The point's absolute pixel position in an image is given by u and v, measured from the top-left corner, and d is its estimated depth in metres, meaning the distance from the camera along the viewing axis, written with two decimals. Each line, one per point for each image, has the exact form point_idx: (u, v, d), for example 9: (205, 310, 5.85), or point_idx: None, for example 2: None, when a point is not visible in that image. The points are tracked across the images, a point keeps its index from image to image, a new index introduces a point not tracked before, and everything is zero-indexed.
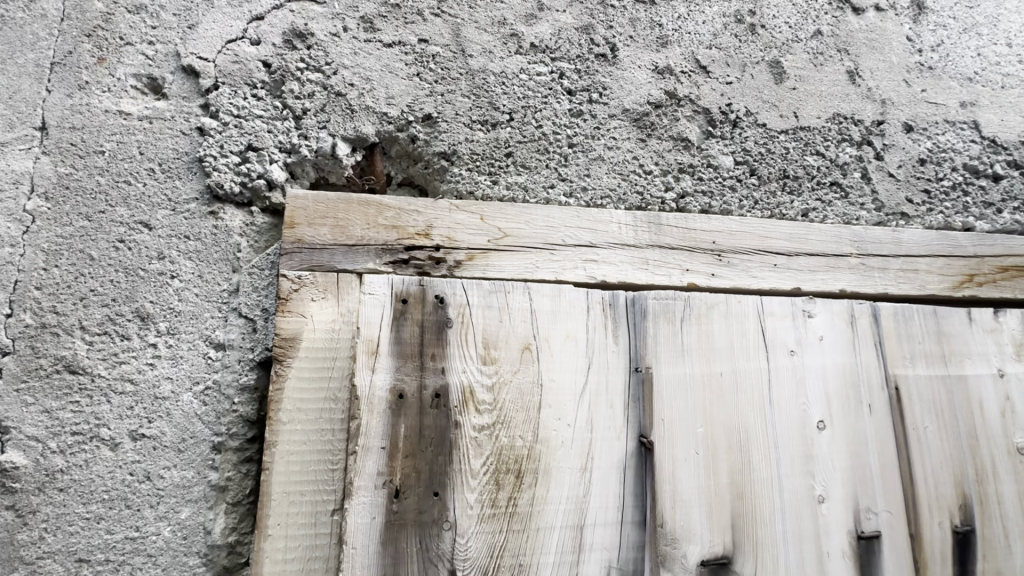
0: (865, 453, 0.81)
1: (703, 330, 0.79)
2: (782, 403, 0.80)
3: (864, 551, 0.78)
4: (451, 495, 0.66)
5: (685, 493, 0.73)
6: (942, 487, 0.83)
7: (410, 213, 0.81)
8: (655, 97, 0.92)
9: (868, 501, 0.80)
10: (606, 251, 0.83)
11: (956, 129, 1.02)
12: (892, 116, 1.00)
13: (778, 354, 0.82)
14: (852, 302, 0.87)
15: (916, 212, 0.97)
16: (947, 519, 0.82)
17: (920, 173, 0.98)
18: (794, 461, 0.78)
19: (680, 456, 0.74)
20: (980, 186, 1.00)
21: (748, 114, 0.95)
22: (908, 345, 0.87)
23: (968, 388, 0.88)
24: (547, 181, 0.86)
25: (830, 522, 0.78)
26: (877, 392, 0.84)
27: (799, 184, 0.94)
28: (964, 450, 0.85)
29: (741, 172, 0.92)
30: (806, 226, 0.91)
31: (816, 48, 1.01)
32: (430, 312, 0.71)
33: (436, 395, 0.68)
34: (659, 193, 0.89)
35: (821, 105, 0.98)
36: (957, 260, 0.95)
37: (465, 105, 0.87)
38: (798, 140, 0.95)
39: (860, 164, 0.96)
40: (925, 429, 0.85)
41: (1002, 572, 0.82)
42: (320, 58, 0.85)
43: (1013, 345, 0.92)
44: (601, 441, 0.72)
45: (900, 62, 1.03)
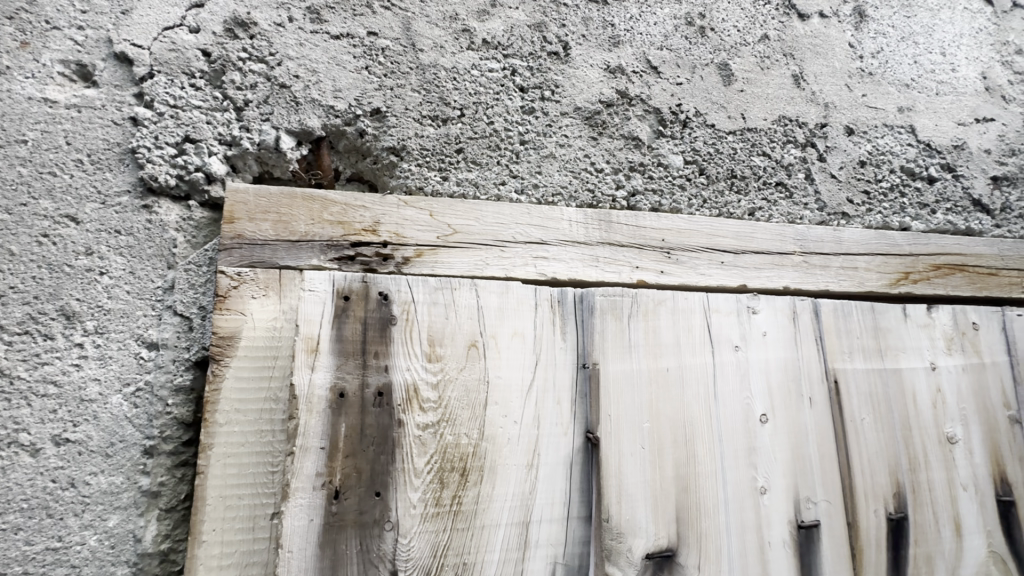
0: (805, 445, 0.84)
1: (650, 327, 0.80)
2: (726, 397, 0.82)
3: (804, 540, 0.80)
4: (393, 494, 0.65)
5: (630, 487, 0.74)
6: (877, 475, 0.87)
7: (356, 209, 0.79)
8: (607, 96, 0.93)
9: (808, 491, 0.82)
10: (556, 248, 0.83)
11: (894, 133, 1.06)
12: (834, 119, 1.03)
13: (723, 350, 0.83)
14: (795, 298, 0.90)
15: (856, 212, 1.00)
16: (882, 506, 0.86)
17: (861, 174, 1.02)
18: (737, 454, 0.80)
19: (626, 451, 0.75)
20: (916, 187, 1.05)
21: (697, 114, 0.97)
22: (847, 340, 0.90)
23: (902, 380, 0.92)
24: (498, 178, 0.86)
25: (772, 512, 0.80)
26: (817, 386, 0.87)
27: (746, 184, 0.96)
28: (898, 440, 0.89)
29: (691, 171, 0.94)
30: (752, 224, 0.93)
31: (763, 51, 1.03)
32: (373, 309, 0.69)
33: (379, 393, 0.67)
34: (610, 191, 0.90)
35: (767, 107, 1.00)
36: (894, 258, 0.98)
37: (415, 100, 0.86)
38: (745, 140, 0.98)
39: (804, 165, 0.99)
40: (862, 420, 0.88)
41: (933, 555, 0.86)
42: (263, 48, 0.82)
43: (945, 339, 0.96)
44: (548, 437, 0.72)
45: (842, 68, 1.07)
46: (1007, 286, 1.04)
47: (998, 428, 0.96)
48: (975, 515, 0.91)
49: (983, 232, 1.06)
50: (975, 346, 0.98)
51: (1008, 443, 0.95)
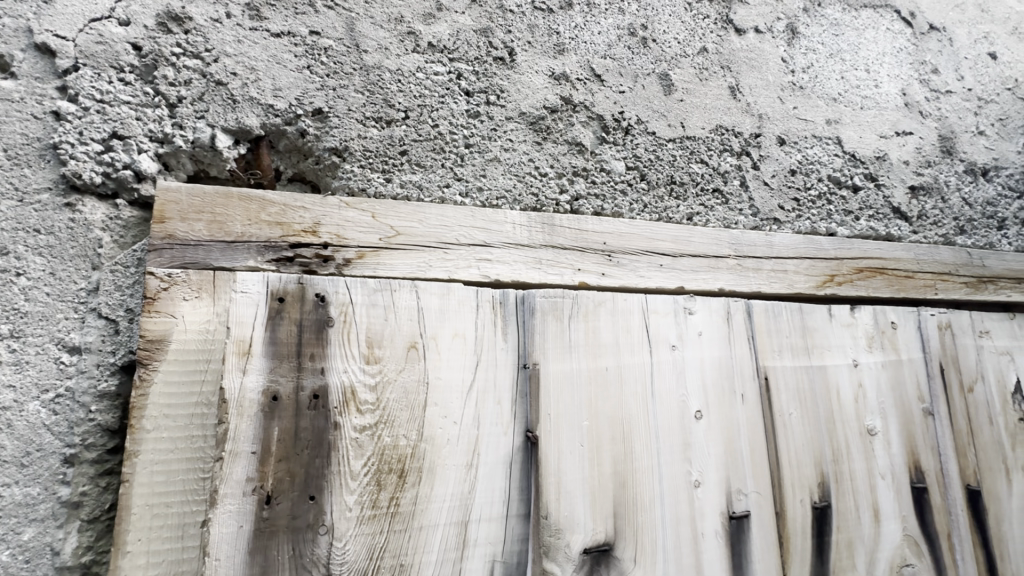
0: (737, 439, 0.88)
1: (590, 327, 0.83)
2: (663, 395, 0.85)
3: (735, 530, 0.84)
4: (328, 498, 0.64)
5: (569, 484, 0.76)
6: (804, 467, 0.92)
7: (296, 209, 0.78)
8: (551, 102, 0.95)
9: (739, 483, 0.86)
10: (499, 250, 0.85)
11: (822, 144, 1.13)
12: (767, 130, 1.09)
13: (660, 349, 0.87)
14: (728, 300, 0.94)
15: (787, 218, 1.06)
16: (807, 495, 0.91)
17: (791, 182, 1.08)
18: (673, 449, 0.83)
19: (565, 449, 0.77)
20: (842, 195, 1.12)
21: (639, 122, 1.00)
22: (776, 338, 0.95)
23: (827, 377, 0.98)
24: (442, 181, 0.86)
25: (705, 504, 0.83)
26: (749, 383, 0.91)
27: (684, 189, 1.00)
28: (823, 433, 0.95)
29: (632, 176, 0.97)
30: (689, 229, 0.97)
31: (701, 63, 1.08)
32: (309, 311, 0.69)
33: (315, 396, 0.67)
34: (554, 195, 0.92)
35: (705, 117, 1.05)
36: (821, 262, 1.05)
37: (359, 101, 0.85)
38: (684, 148, 1.02)
39: (738, 173, 1.05)
40: (789, 415, 0.93)
41: (853, 540, 0.92)
42: (199, 44, 0.80)
43: (866, 337, 1.03)
44: (488, 437, 0.73)
45: (775, 81, 1.13)
46: (923, 288, 1.11)
47: (913, 421, 1.03)
48: (892, 502, 0.97)
49: (902, 238, 1.14)
50: (894, 344, 1.05)
51: (922, 434, 1.03)
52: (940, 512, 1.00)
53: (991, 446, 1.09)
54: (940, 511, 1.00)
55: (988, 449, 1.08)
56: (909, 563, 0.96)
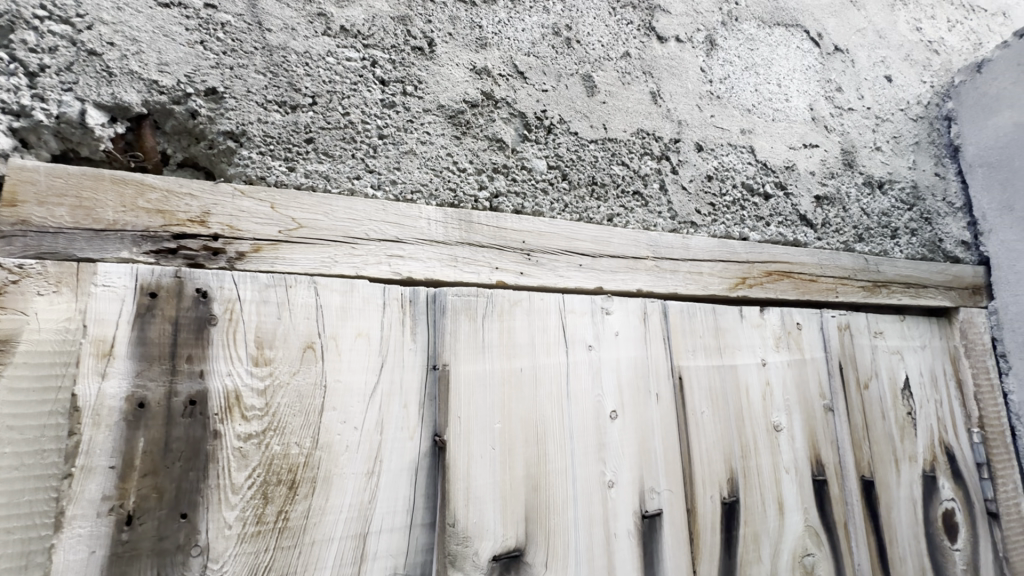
0: (651, 438, 0.89)
1: (504, 327, 0.81)
2: (579, 395, 0.84)
3: (647, 529, 0.85)
4: (203, 515, 0.58)
5: (479, 489, 0.73)
6: (714, 464, 0.94)
7: (181, 196, 0.70)
8: (472, 96, 0.93)
9: (652, 482, 0.87)
10: (412, 247, 0.81)
11: (737, 152, 1.18)
12: (686, 136, 1.12)
13: (576, 349, 0.86)
14: (645, 300, 0.96)
15: (703, 222, 1.09)
16: (717, 492, 0.93)
17: (708, 188, 1.12)
18: (587, 451, 0.83)
19: (476, 453, 0.74)
20: (754, 202, 1.17)
21: (562, 121, 1.00)
22: (689, 339, 0.98)
23: (737, 376, 1.01)
24: (352, 172, 0.82)
25: (618, 505, 0.83)
26: (664, 382, 0.93)
27: (605, 191, 1.01)
28: (733, 431, 0.98)
29: (553, 176, 0.97)
30: (609, 230, 0.97)
31: (624, 67, 1.10)
32: (188, 308, 0.62)
33: (190, 402, 0.60)
34: (472, 191, 0.89)
35: (627, 120, 1.07)
36: (734, 265, 1.08)
37: (259, 82, 0.79)
38: (606, 149, 1.03)
39: (658, 176, 1.07)
40: (702, 413, 0.95)
41: (759, 533, 0.96)
42: (69, 7, 0.71)
43: (773, 338, 1.08)
44: (392, 442, 0.70)
45: (694, 89, 1.17)
46: (826, 291, 1.18)
47: (816, 416, 1.09)
48: (795, 495, 1.02)
49: (808, 244, 1.21)
50: (798, 344, 1.11)
51: (823, 429, 1.09)
52: (838, 502, 1.06)
53: (883, 439, 1.17)
54: (838, 502, 1.07)
55: (880, 442, 1.17)
56: (810, 553, 1.01)
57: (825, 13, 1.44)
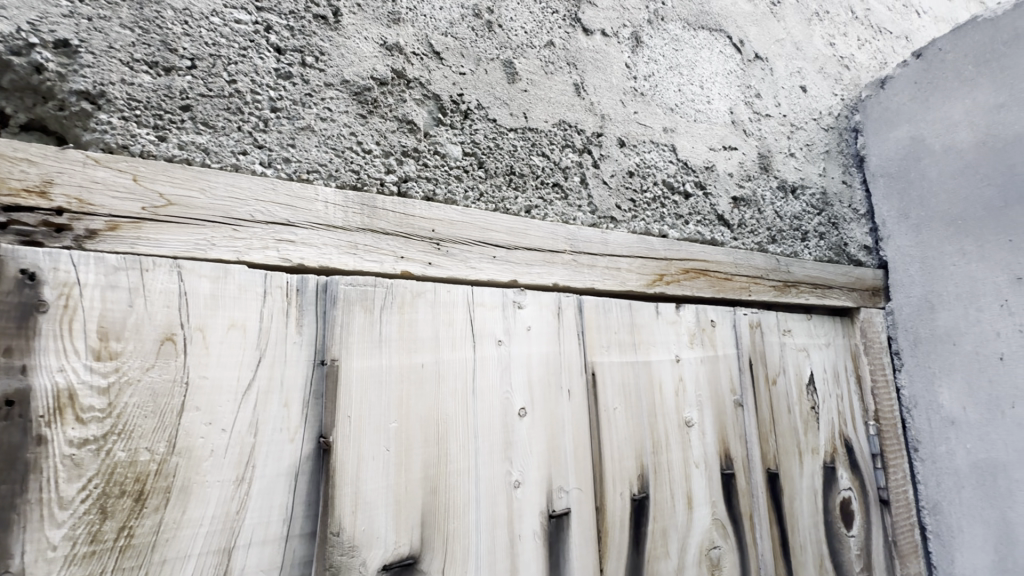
0: (561, 435, 0.87)
1: (406, 320, 0.76)
2: (485, 393, 0.81)
3: (554, 529, 0.83)
4: (19, 534, 0.50)
5: (369, 494, 0.68)
6: (624, 460, 0.94)
7: (16, 162, 0.60)
8: (380, 73, 0.87)
9: (561, 480, 0.85)
10: (305, 231, 0.74)
11: (659, 150, 1.19)
12: (608, 130, 1.12)
13: (484, 344, 0.83)
14: (560, 295, 0.94)
15: (623, 217, 1.08)
16: (627, 488, 0.93)
17: (629, 184, 1.11)
18: (493, 450, 0.79)
19: (367, 455, 0.69)
20: (674, 200, 1.18)
21: (480, 107, 0.96)
22: (604, 334, 0.97)
23: (651, 372, 1.01)
24: (237, 146, 0.74)
25: (524, 505, 0.80)
26: (576, 379, 0.91)
27: (524, 181, 0.97)
28: (645, 427, 0.97)
29: (469, 163, 0.92)
30: (525, 221, 0.94)
31: (547, 57, 1.07)
32: (10, 292, 0.54)
33: (9, 403, 0.52)
34: (378, 175, 0.83)
35: (548, 110, 1.04)
36: (652, 261, 1.09)
37: (125, 38, 0.70)
38: (526, 139, 1.00)
39: (579, 169, 1.05)
40: (614, 410, 0.94)
41: (667, 528, 0.96)
42: None
43: (688, 334, 1.10)
44: (268, 444, 0.63)
45: (618, 84, 1.16)
46: (739, 290, 1.21)
47: (726, 411, 1.11)
48: (704, 489, 1.03)
49: (724, 243, 1.24)
50: (712, 340, 1.13)
51: (732, 424, 1.11)
52: (744, 495, 1.09)
53: (788, 432, 1.22)
54: (745, 494, 1.09)
55: (786, 435, 1.21)
56: (716, 545, 1.02)
57: (747, 22, 1.49)
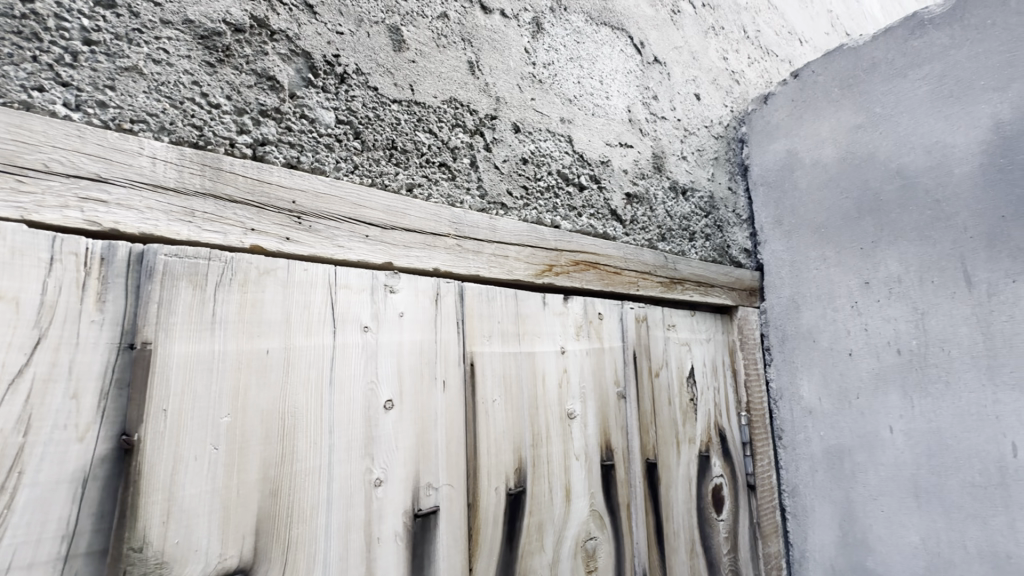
0: (433, 429, 0.81)
1: (248, 300, 0.67)
2: (345, 384, 0.73)
3: (419, 530, 0.77)
4: None
5: (187, 500, 0.58)
6: (502, 453, 0.90)
7: None
8: (236, 18, 0.76)
9: (430, 476, 0.80)
10: (122, 190, 0.61)
11: (555, 139, 1.17)
12: (503, 114, 1.08)
13: (348, 331, 0.75)
14: (439, 281, 0.89)
15: (514, 205, 1.05)
16: (503, 483, 0.90)
17: (522, 171, 1.08)
18: (351, 446, 0.72)
19: (187, 455, 0.59)
20: (568, 191, 1.17)
21: (358, 72, 0.87)
22: (486, 323, 0.94)
23: (535, 362, 0.99)
24: (31, 79, 0.60)
25: (385, 505, 0.74)
26: (453, 369, 0.86)
27: (406, 157, 0.90)
28: (525, 419, 0.95)
29: (342, 132, 0.84)
30: (405, 200, 0.88)
31: (440, 29, 1.01)
32: None
33: None
34: (228, 133, 0.72)
35: (438, 85, 0.98)
36: (541, 252, 1.06)
37: None
38: (411, 113, 0.93)
39: (469, 151, 1.00)
40: (494, 402, 0.91)
41: (544, 522, 0.95)
42: None
43: (575, 326, 1.09)
44: (44, 445, 0.52)
45: (516, 68, 1.13)
46: (628, 284, 1.23)
47: (609, 403, 1.12)
48: (583, 481, 1.03)
49: (616, 237, 1.25)
50: (598, 333, 1.14)
51: (615, 415, 1.13)
52: (623, 486, 1.11)
53: (667, 423, 1.26)
54: (624, 485, 1.11)
55: (665, 426, 1.26)
56: (593, 537, 1.03)
57: (648, 25, 1.53)
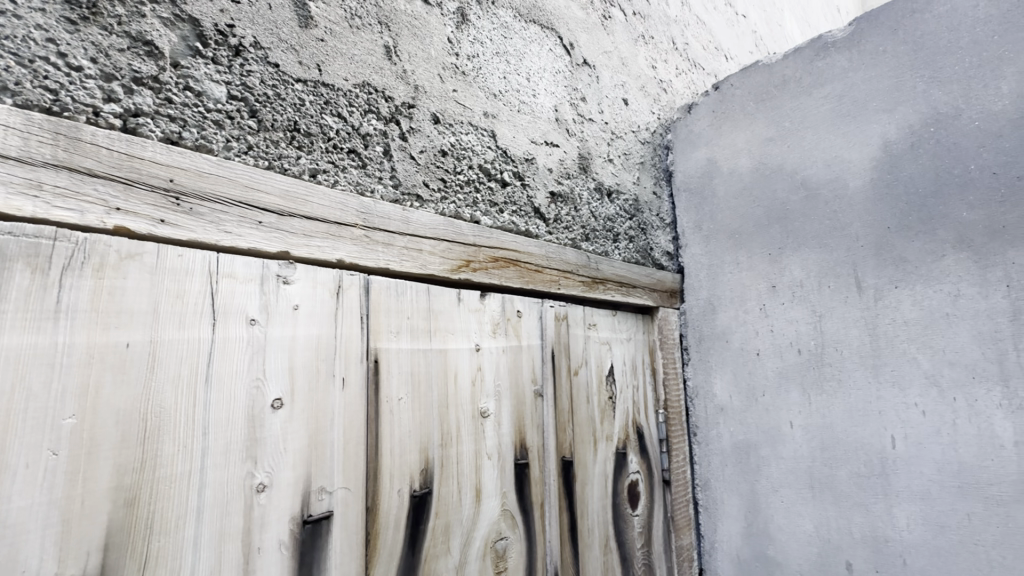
0: (328, 430, 0.77)
1: (106, 287, 0.61)
2: (224, 381, 0.68)
3: (308, 537, 0.73)
4: None
5: (16, 513, 0.52)
6: (407, 454, 0.87)
7: None
8: None
9: (323, 480, 0.75)
10: None
11: (477, 133, 1.15)
12: (422, 103, 1.04)
13: (229, 324, 0.70)
14: (342, 273, 0.84)
15: (430, 197, 1.02)
16: (407, 484, 0.86)
17: (440, 163, 1.05)
18: (229, 449, 0.67)
19: (16, 462, 0.52)
20: (489, 187, 1.15)
21: (257, 46, 0.81)
22: (394, 318, 0.90)
23: (446, 360, 0.97)
24: None
25: (268, 512, 0.69)
26: (353, 366, 0.82)
27: (310, 141, 0.85)
28: (433, 418, 0.92)
29: (235, 108, 0.77)
30: (307, 186, 0.82)
31: (354, 9, 0.96)
32: None
33: None
34: (91, 100, 0.64)
35: (350, 67, 0.93)
36: (458, 247, 1.03)
37: None
38: (318, 94, 0.87)
39: (383, 139, 0.96)
40: (399, 401, 0.87)
41: (451, 524, 0.92)
42: None
43: (491, 324, 1.08)
44: None
45: (437, 57, 1.10)
46: (549, 282, 1.23)
47: (525, 402, 1.11)
48: (495, 481, 1.02)
49: (539, 236, 1.25)
50: (516, 330, 1.13)
51: (531, 414, 1.12)
52: (537, 484, 1.10)
53: (584, 421, 1.27)
54: (538, 483, 1.11)
55: (582, 424, 1.27)
56: (503, 537, 1.02)
57: (578, 28, 1.55)
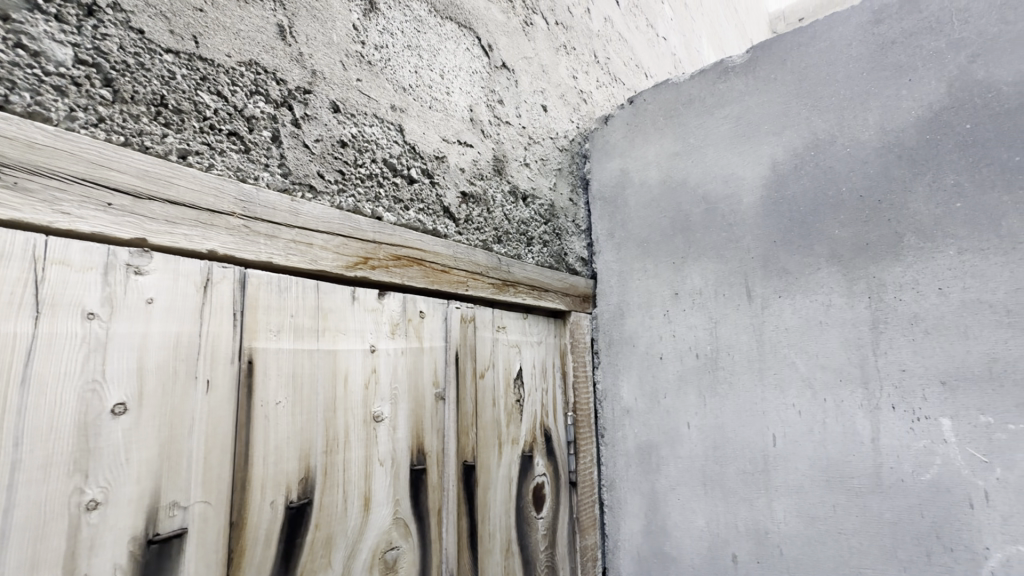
0: (184, 438, 0.70)
1: None
2: (47, 384, 0.59)
3: (153, 559, 0.65)
4: None
5: None
6: (283, 462, 0.81)
7: None
8: None
9: (176, 494, 0.68)
10: None
11: (383, 126, 1.10)
12: (320, 89, 0.98)
13: (59, 319, 0.61)
14: (213, 265, 0.77)
15: (325, 189, 0.96)
16: (282, 495, 0.80)
17: (338, 153, 0.99)
18: (50, 461, 0.58)
19: None
20: (394, 182, 1.11)
21: (116, 7, 0.72)
22: (275, 316, 0.84)
23: (335, 362, 0.91)
24: None
25: (101, 533, 0.61)
26: (220, 368, 0.75)
27: (179, 118, 0.77)
28: (317, 423, 0.86)
29: (84, 75, 0.68)
30: (173, 167, 0.74)
31: None
32: None
33: None
34: None
35: (234, 43, 0.86)
36: (355, 242, 0.98)
37: None
38: (192, 69, 0.79)
39: (271, 124, 0.89)
40: (276, 405, 0.81)
41: (333, 535, 0.87)
42: None
43: (389, 324, 1.04)
44: None
45: (340, 44, 1.04)
46: (456, 283, 1.20)
47: (425, 405, 1.08)
48: (387, 488, 0.97)
49: (447, 235, 1.22)
50: (418, 331, 1.10)
51: (430, 419, 1.09)
52: (434, 490, 1.07)
53: (489, 424, 1.26)
54: (435, 489, 1.07)
55: (487, 427, 1.25)
56: (395, 546, 0.97)
57: (498, 30, 1.55)
